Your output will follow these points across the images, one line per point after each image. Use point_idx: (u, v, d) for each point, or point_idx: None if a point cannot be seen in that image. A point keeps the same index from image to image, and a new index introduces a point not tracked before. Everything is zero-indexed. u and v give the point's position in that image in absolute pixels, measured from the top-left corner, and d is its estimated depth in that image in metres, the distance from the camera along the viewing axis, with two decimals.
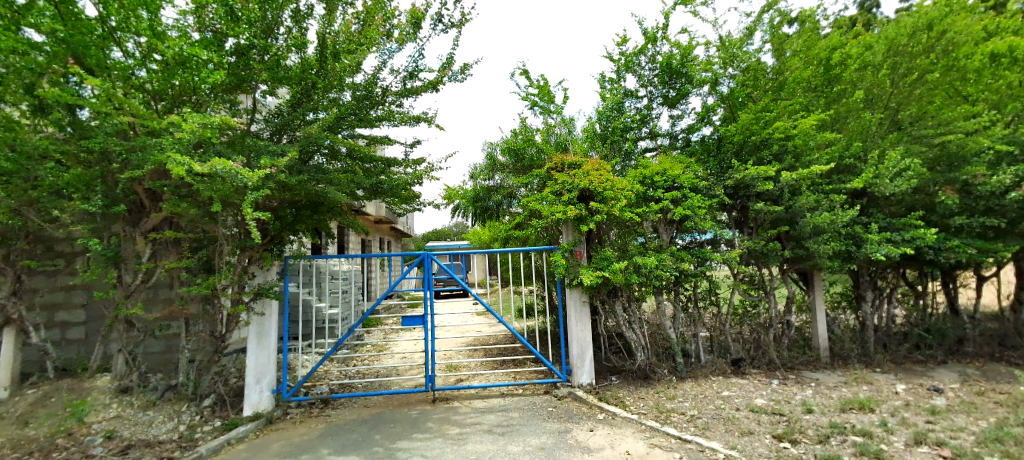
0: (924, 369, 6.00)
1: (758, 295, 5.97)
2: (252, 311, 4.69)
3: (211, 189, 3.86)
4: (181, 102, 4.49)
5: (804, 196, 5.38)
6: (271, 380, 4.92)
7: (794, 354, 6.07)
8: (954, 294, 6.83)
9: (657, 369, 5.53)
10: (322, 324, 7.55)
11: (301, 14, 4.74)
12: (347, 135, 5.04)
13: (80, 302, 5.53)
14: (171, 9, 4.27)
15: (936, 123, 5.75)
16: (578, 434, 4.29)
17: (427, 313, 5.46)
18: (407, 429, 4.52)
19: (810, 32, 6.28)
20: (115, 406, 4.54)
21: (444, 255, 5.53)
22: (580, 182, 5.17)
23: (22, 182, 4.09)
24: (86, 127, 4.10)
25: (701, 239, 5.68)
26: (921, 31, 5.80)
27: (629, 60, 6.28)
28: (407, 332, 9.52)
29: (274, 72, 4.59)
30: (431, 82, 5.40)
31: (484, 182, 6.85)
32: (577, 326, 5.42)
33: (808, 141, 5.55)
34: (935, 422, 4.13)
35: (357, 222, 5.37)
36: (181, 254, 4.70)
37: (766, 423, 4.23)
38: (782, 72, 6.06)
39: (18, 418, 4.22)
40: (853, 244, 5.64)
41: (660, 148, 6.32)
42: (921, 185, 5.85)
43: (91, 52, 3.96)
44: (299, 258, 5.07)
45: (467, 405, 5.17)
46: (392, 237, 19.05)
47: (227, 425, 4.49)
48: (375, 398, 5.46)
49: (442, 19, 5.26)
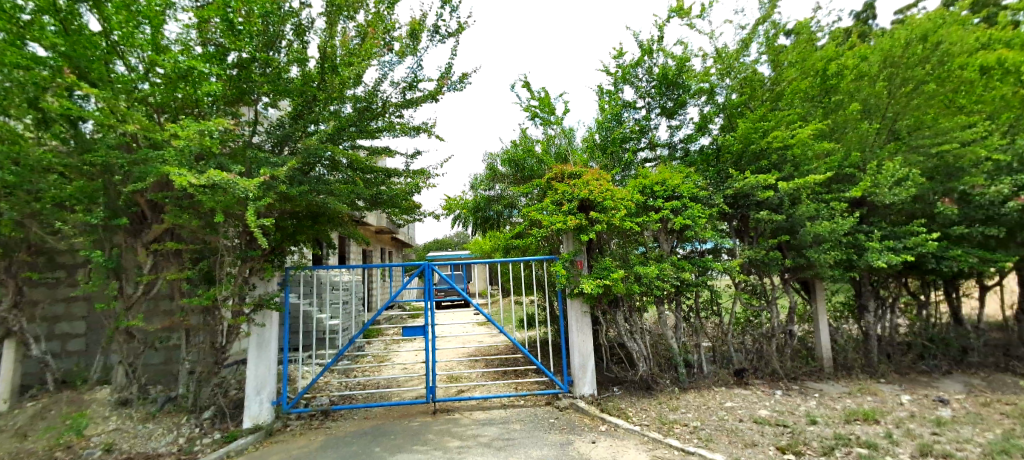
0: (929, 379, 5.96)
1: (760, 305, 5.91)
2: (252, 322, 4.65)
3: (213, 199, 3.89)
4: (183, 114, 4.51)
5: (804, 205, 5.38)
6: (271, 391, 4.87)
7: (798, 364, 6.02)
8: (958, 305, 6.78)
9: (659, 379, 5.50)
10: (322, 335, 7.56)
11: (303, 27, 4.77)
12: (348, 147, 5.09)
13: (80, 314, 5.54)
14: (174, 23, 4.31)
15: (933, 133, 5.75)
16: (580, 446, 4.26)
17: (427, 324, 5.42)
18: (407, 441, 4.50)
19: (806, 44, 6.31)
20: (114, 419, 4.52)
21: (444, 265, 5.47)
22: (580, 192, 5.17)
23: (24, 194, 4.10)
24: (87, 140, 4.15)
25: (702, 247, 5.62)
26: (915, 43, 5.81)
27: (626, 73, 6.33)
28: (409, 342, 9.51)
29: (276, 85, 4.61)
30: (431, 93, 5.42)
31: (484, 192, 6.81)
32: (577, 336, 5.40)
33: (807, 150, 5.52)
34: (941, 433, 4.09)
35: (357, 232, 5.43)
36: (183, 265, 4.69)
37: (769, 434, 4.20)
38: (780, 82, 6.12)
39: (17, 431, 4.21)
40: (855, 253, 5.62)
41: (659, 159, 6.33)
42: (920, 195, 5.84)
43: (93, 66, 4.00)
44: (299, 269, 5.00)
45: (469, 416, 5.14)
46: (393, 248, 19.12)
47: (227, 437, 4.47)
48: (375, 409, 5.44)
49: (439, 30, 5.31)
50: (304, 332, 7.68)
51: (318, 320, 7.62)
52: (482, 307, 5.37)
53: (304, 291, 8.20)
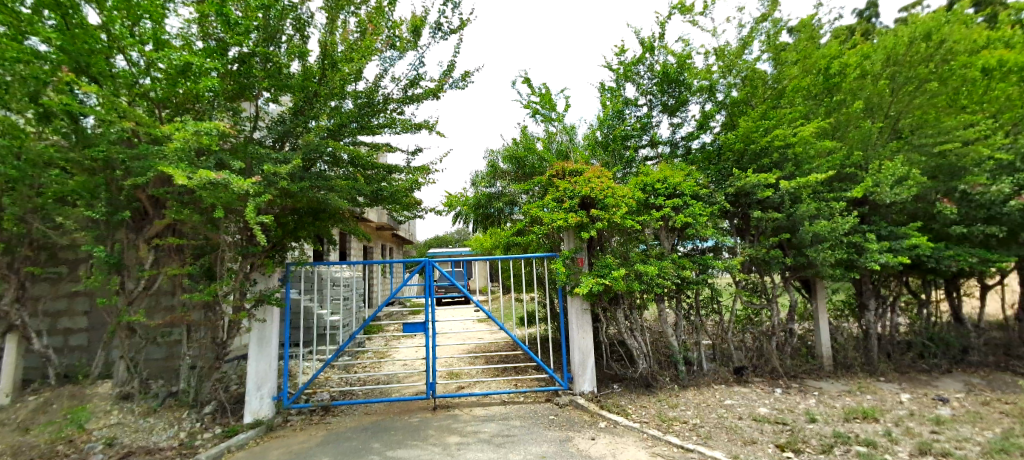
0: (929, 378, 5.96)
1: (761, 303, 5.91)
2: (253, 318, 4.66)
3: (214, 195, 3.87)
4: (184, 109, 4.53)
5: (805, 204, 5.36)
6: (272, 387, 4.88)
7: (798, 362, 6.02)
8: (958, 303, 6.82)
9: (658, 377, 5.52)
10: (323, 330, 7.60)
11: (302, 22, 4.77)
12: (349, 143, 5.08)
13: (83, 309, 5.57)
14: (175, 17, 4.32)
15: (936, 132, 5.73)
16: (580, 443, 4.27)
17: (428, 320, 5.43)
18: (407, 437, 4.52)
19: (807, 42, 6.31)
20: (116, 413, 4.54)
21: (445, 261, 5.48)
22: (582, 189, 5.17)
23: (27, 189, 4.17)
24: (89, 135, 4.11)
25: (703, 246, 5.62)
26: (919, 41, 5.78)
27: (627, 70, 6.32)
28: (409, 338, 9.54)
29: (276, 80, 4.56)
30: (432, 90, 5.42)
31: (485, 189, 6.80)
32: (578, 333, 5.40)
33: (808, 149, 5.52)
34: (940, 432, 4.10)
35: (358, 228, 5.39)
36: (184, 261, 4.69)
37: (769, 432, 4.21)
38: (782, 80, 6.07)
39: (18, 425, 4.23)
40: (855, 252, 5.62)
41: (660, 157, 6.30)
42: (922, 194, 5.83)
43: (93, 61, 4.00)
44: (301, 265, 5.01)
45: (469, 413, 5.16)
46: (394, 244, 19.14)
47: (227, 432, 4.50)
48: (375, 405, 5.46)
49: (441, 27, 5.30)
50: (304, 328, 7.70)
51: (318, 315, 7.66)
52: (483, 304, 5.37)
53: (304, 287, 8.23)
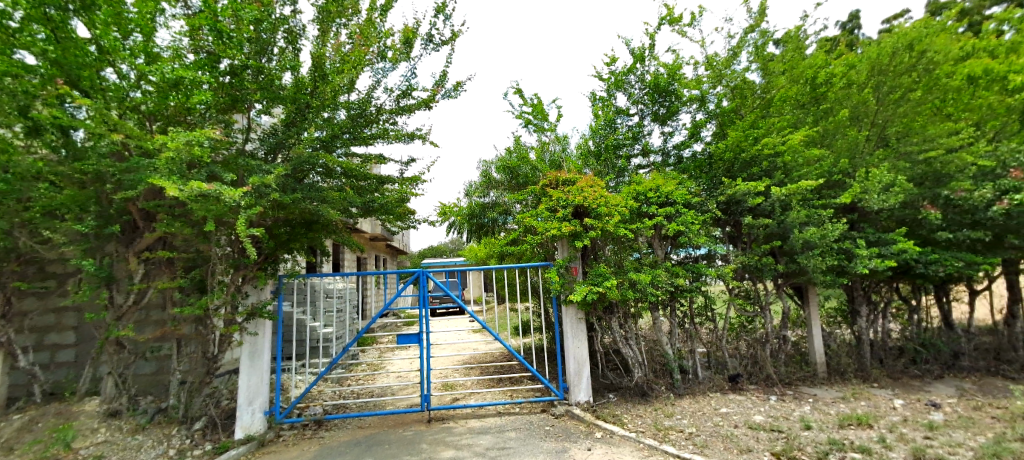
0: (921, 384, 6.01)
1: (753, 310, 5.96)
2: (245, 331, 4.64)
3: (205, 208, 3.84)
4: (176, 122, 4.46)
5: (795, 212, 5.41)
6: (263, 401, 4.83)
7: (792, 369, 6.04)
8: (948, 309, 6.90)
9: (654, 386, 5.49)
10: (316, 343, 7.58)
11: (294, 34, 4.76)
12: (341, 155, 5.13)
13: (71, 324, 5.48)
14: (165, 30, 4.31)
15: (921, 140, 5.84)
16: (576, 454, 4.25)
17: (422, 331, 5.35)
18: (401, 451, 4.46)
19: (794, 52, 6.45)
20: (103, 431, 4.44)
21: (439, 272, 5.44)
22: (575, 199, 5.19)
23: (14, 203, 4.09)
24: (79, 149, 4.10)
25: (696, 253, 5.68)
26: (901, 51, 5.90)
27: (618, 79, 6.37)
28: (403, 349, 9.50)
29: (268, 91, 4.53)
30: (424, 100, 5.44)
31: (479, 199, 6.81)
32: (573, 342, 5.39)
33: (796, 157, 5.64)
34: (934, 437, 4.12)
35: (352, 239, 5.34)
36: (175, 274, 4.63)
37: (764, 440, 4.21)
38: (770, 90, 6.25)
39: (2, 445, 4.14)
40: (846, 259, 5.66)
41: (653, 165, 6.39)
42: (910, 200, 5.91)
43: (84, 74, 3.98)
44: (293, 277, 4.98)
45: (464, 425, 5.11)
46: (388, 254, 19.16)
47: (217, 449, 4.43)
48: (369, 419, 5.41)
49: (432, 38, 5.33)
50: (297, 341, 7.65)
51: (311, 328, 7.63)
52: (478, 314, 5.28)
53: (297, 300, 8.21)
